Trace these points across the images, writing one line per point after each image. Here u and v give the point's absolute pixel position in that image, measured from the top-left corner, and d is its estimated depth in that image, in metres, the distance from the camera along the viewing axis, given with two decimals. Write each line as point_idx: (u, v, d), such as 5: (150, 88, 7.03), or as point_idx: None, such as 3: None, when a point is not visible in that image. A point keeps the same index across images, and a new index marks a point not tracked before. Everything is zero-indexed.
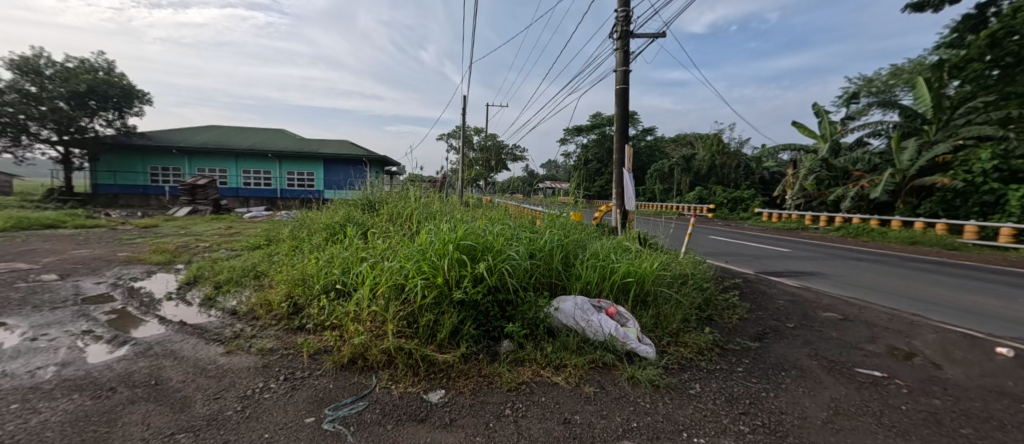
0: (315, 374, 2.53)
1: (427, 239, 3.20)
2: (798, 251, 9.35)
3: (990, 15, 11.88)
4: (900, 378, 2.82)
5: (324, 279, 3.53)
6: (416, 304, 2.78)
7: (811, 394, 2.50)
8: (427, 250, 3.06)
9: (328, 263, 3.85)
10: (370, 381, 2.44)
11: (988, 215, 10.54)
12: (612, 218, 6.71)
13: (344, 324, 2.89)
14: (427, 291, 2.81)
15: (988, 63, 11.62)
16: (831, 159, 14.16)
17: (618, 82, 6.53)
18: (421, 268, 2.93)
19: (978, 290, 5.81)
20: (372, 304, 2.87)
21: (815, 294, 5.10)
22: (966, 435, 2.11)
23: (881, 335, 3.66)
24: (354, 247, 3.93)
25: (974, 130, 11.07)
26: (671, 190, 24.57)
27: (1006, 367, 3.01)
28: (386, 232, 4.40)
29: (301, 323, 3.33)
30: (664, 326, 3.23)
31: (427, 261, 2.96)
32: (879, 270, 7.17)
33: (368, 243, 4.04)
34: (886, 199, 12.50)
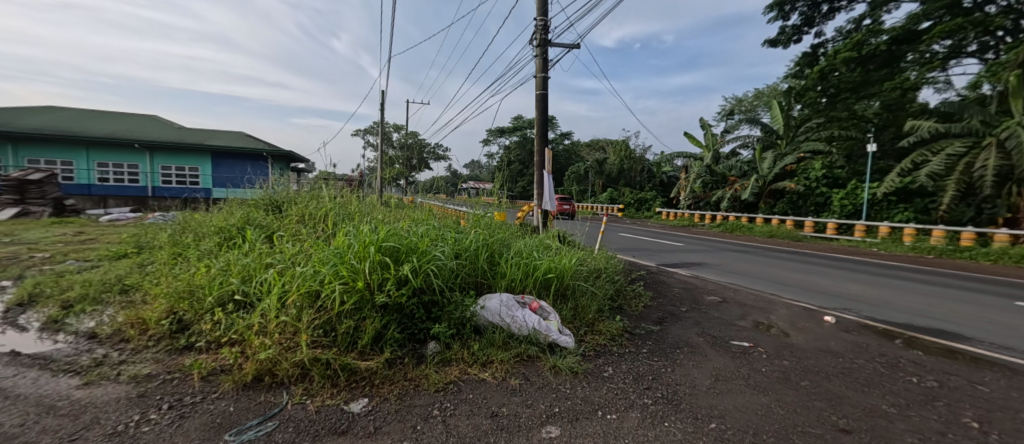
0: (210, 398, 2.26)
1: (344, 241, 3.02)
2: (689, 245, 10.78)
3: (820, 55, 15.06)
4: (761, 346, 3.45)
5: (220, 289, 3.14)
6: (333, 311, 2.61)
7: (699, 366, 2.95)
8: (345, 253, 2.88)
9: (222, 272, 3.43)
10: (280, 399, 2.25)
11: (821, 212, 13.46)
12: (534, 217, 6.97)
13: (245, 338, 2.60)
14: (347, 297, 2.64)
15: (819, 92, 14.41)
16: (713, 166, 16.84)
17: (538, 87, 6.83)
18: (338, 272, 2.75)
19: (815, 272, 7.31)
20: (281, 314, 2.62)
21: (702, 281, 5.96)
22: (805, 386, 2.68)
23: (749, 312, 4.42)
24: (256, 252, 3.55)
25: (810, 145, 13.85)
26: (586, 191, 26.36)
27: (831, 331, 3.87)
28: (296, 235, 4.05)
29: (190, 341, 2.93)
30: (582, 317, 3.50)
31: (346, 265, 2.79)
32: (749, 259, 8.62)
33: (274, 248, 3.67)
34: (751, 200, 14.94)
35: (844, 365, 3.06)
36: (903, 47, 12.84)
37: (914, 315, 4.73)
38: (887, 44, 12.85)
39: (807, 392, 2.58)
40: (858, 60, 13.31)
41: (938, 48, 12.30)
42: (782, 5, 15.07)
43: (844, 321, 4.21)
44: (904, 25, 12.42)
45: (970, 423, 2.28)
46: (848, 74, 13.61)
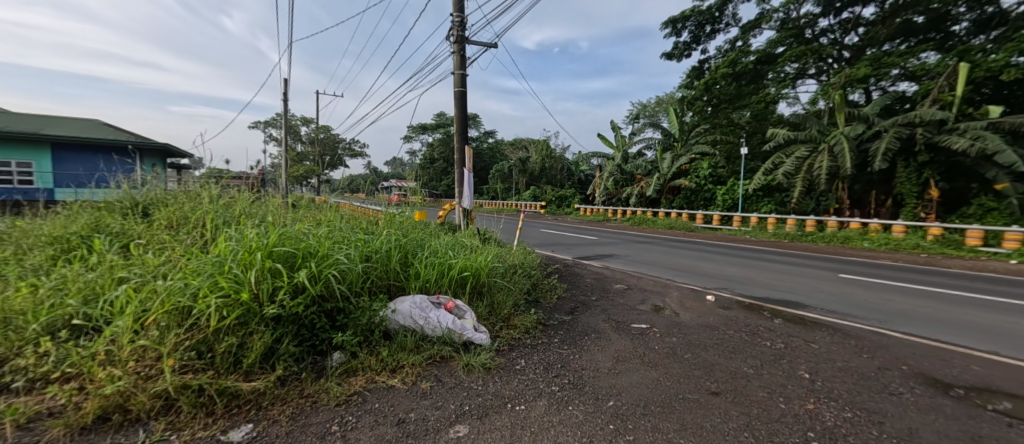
0: None
1: (226, 248, 2.64)
2: (603, 238, 11.61)
3: (704, 69, 17.23)
4: (656, 326, 3.87)
5: (50, 313, 2.42)
6: (210, 329, 2.23)
7: (602, 350, 3.21)
8: (226, 261, 2.51)
9: (55, 291, 2.66)
10: (134, 439, 1.83)
11: (708, 206, 15.46)
12: (455, 216, 6.95)
13: (85, 372, 2.05)
14: (226, 312, 2.28)
15: (705, 102, 16.37)
16: (623, 165, 18.26)
17: (456, 84, 6.80)
18: (217, 284, 2.38)
19: (704, 258, 8.39)
20: (138, 338, 2.16)
21: (611, 271, 6.48)
22: (689, 358, 3.11)
23: (648, 296, 4.93)
24: (107, 265, 2.91)
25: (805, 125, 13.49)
26: (510, 189, 26.93)
27: (712, 308, 4.50)
28: (163, 243, 3.44)
29: (7, 380, 2.13)
30: (497, 313, 3.59)
31: (226, 275, 2.42)
32: (652, 249, 9.58)
33: (132, 259, 3.07)
34: (655, 196, 16.65)
35: (719, 337, 3.63)
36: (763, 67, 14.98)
37: (772, 291, 5.77)
38: (753, 64, 14.79)
39: (690, 362, 3.06)
40: (733, 75, 15.25)
41: (789, 70, 14.76)
42: (674, 23, 16.90)
43: (723, 299, 5.01)
44: (765, 48, 14.50)
45: (804, 374, 2.97)
46: (726, 87, 15.54)
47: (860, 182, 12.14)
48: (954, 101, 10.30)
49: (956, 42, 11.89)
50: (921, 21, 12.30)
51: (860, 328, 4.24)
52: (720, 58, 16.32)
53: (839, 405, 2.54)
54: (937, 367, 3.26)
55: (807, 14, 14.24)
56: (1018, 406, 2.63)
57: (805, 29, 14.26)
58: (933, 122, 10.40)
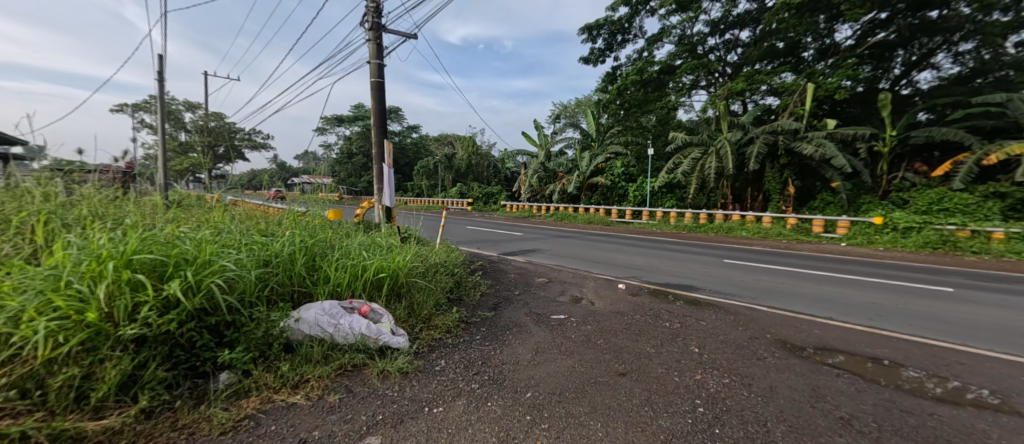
0: None
1: (64, 258, 2.14)
2: (527, 234, 11.93)
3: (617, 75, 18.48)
4: (574, 317, 4.10)
5: None
6: (38, 361, 1.80)
7: (523, 344, 3.29)
8: (63, 275, 2.04)
9: None
10: None
11: (621, 201, 16.89)
12: (376, 214, 6.64)
13: None
14: (63, 338, 1.85)
15: (617, 107, 17.54)
16: (546, 163, 18.95)
17: (373, 74, 6.41)
18: (50, 304, 1.92)
19: (617, 250, 9.09)
20: None
21: (534, 265, 6.69)
22: (601, 344, 3.47)
23: (567, 288, 5.22)
24: None
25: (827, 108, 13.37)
26: (436, 186, 26.39)
27: (621, 297, 4.94)
28: None
29: None
30: (417, 314, 3.46)
31: (64, 292, 1.97)
32: (572, 242, 10.10)
33: None
34: (576, 192, 17.60)
35: (628, 322, 4.11)
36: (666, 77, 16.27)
37: (673, 277, 6.55)
38: (657, 73, 16.07)
39: (602, 347, 3.41)
40: (640, 83, 16.48)
41: (685, 81, 16.44)
42: (590, 30, 17.90)
43: (632, 287, 5.63)
44: (666, 60, 15.91)
45: (694, 349, 3.57)
46: (635, 93, 16.79)
47: (741, 180, 13.98)
48: (804, 115, 12.55)
49: (806, 66, 14.25)
50: (782, 46, 14.49)
51: (737, 305, 5.11)
52: (630, 66, 17.71)
53: (721, 372, 3.11)
54: (793, 333, 4.14)
55: (699, 33, 15.97)
56: (848, 361, 3.51)
57: (698, 46, 15.98)
58: (789, 131, 12.30)
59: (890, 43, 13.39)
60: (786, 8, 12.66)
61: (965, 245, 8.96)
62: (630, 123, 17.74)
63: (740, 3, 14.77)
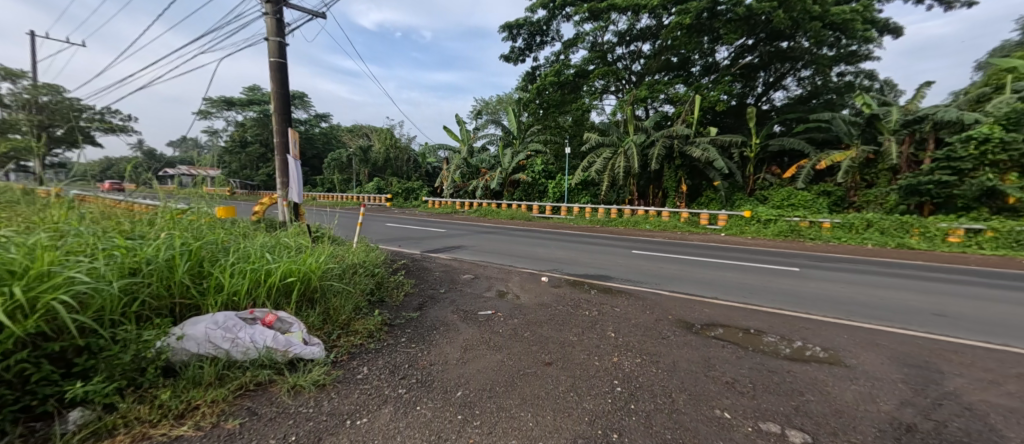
0: None
1: None
2: (450, 230, 11.75)
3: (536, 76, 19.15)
4: (500, 312, 4.12)
5: None
6: None
7: (451, 343, 3.21)
8: None
9: None
10: None
11: (542, 197, 17.51)
12: (280, 211, 5.97)
13: None
14: None
15: (537, 106, 18.23)
16: (469, 159, 18.90)
17: (272, 54, 5.71)
18: None
19: (539, 244, 9.38)
20: None
21: (458, 262, 6.59)
22: (528, 336, 3.52)
23: (492, 284, 5.23)
24: None
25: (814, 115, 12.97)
26: (350, 181, 24.69)
27: (544, 290, 5.09)
28: None
29: None
30: (333, 320, 3.17)
31: None
32: (495, 238, 10.18)
33: None
34: (498, 189, 17.80)
35: (551, 313, 4.24)
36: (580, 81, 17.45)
37: (590, 268, 6.93)
38: (572, 76, 16.97)
39: (528, 340, 3.43)
40: (558, 84, 17.21)
41: (597, 85, 17.57)
42: (510, 28, 18.15)
43: (553, 279, 5.83)
44: (580, 65, 16.89)
45: (610, 333, 3.81)
46: (553, 94, 17.62)
47: (643, 179, 15.33)
48: (693, 122, 14.22)
49: (694, 80, 16.24)
50: (677, 60, 16.20)
51: (645, 291, 5.60)
52: (548, 67, 18.45)
53: (634, 353, 3.36)
54: (689, 313, 4.65)
55: (609, 42, 17.15)
56: (725, 333, 4.03)
57: (607, 54, 17.12)
58: (682, 136, 13.88)
59: (754, 65, 15.68)
60: (679, 27, 14.10)
61: (805, 233, 10.94)
62: (549, 122, 18.31)
63: (642, 18, 16.15)
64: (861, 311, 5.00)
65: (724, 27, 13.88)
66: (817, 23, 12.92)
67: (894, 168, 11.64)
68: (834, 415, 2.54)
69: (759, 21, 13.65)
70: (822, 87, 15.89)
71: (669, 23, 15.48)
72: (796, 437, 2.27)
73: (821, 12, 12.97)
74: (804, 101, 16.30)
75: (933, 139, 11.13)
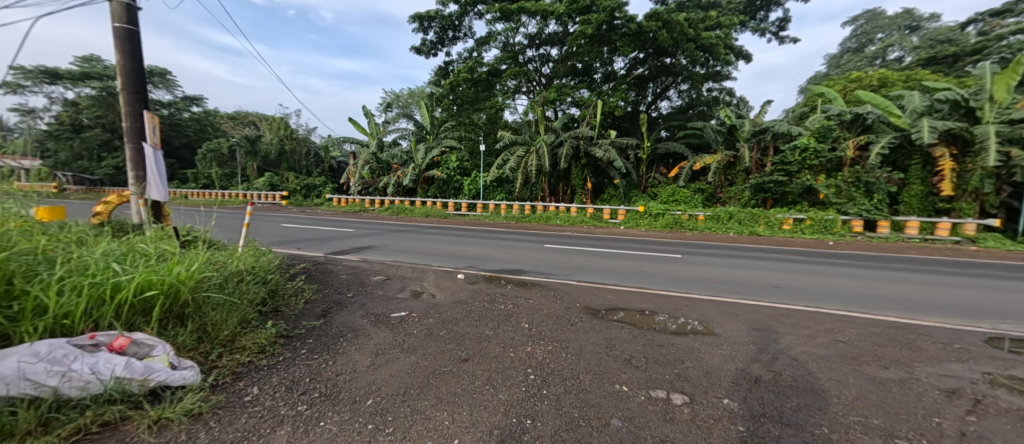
0: None
1: None
2: (359, 229, 11.01)
3: (449, 72, 19.13)
4: (415, 312, 3.99)
5: None
6: None
7: (360, 349, 3.01)
8: None
9: None
10: None
11: (458, 194, 17.36)
12: (133, 210, 5.00)
13: None
14: None
15: (450, 102, 18.14)
16: (378, 154, 17.95)
17: (115, 17, 4.66)
18: None
19: (455, 241, 9.29)
20: None
21: (368, 263, 6.22)
22: (444, 335, 3.45)
23: (407, 284, 5.04)
24: None
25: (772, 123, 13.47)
26: (235, 176, 21.61)
27: (460, 288, 5.05)
28: None
29: None
30: (213, 337, 2.75)
31: None
32: (409, 236, 9.82)
33: None
34: (411, 185, 17.21)
35: (467, 310, 4.23)
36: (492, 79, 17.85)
37: (505, 263, 7.08)
38: (485, 74, 17.20)
39: (444, 339, 3.36)
40: (471, 81, 17.35)
41: (509, 85, 18.15)
42: (421, 20, 17.55)
43: (469, 276, 5.83)
44: (493, 64, 17.21)
45: (524, 325, 3.93)
46: (467, 91, 17.78)
47: (554, 176, 16.10)
48: (596, 124, 15.36)
49: (596, 86, 17.57)
50: (581, 66, 17.33)
51: (556, 282, 5.90)
52: (461, 64, 18.53)
53: (545, 341, 3.52)
54: (595, 300, 5.03)
55: (520, 43, 17.63)
56: (624, 315, 4.44)
57: (518, 55, 17.60)
58: (586, 137, 14.91)
59: (645, 76, 17.45)
60: (582, 35, 15.07)
61: (685, 225, 12.58)
62: (463, 119, 18.09)
63: (550, 24, 16.85)
64: (729, 288, 5.91)
65: (621, 40, 15.19)
66: (691, 45, 14.93)
67: (747, 169, 13.96)
68: (706, 377, 2.97)
69: (649, 37, 15.14)
70: (697, 99, 18.32)
71: (574, 31, 16.45)
72: (678, 399, 2.62)
73: (694, 35, 14.98)
74: (684, 111, 18.67)
75: (772, 147, 13.73)
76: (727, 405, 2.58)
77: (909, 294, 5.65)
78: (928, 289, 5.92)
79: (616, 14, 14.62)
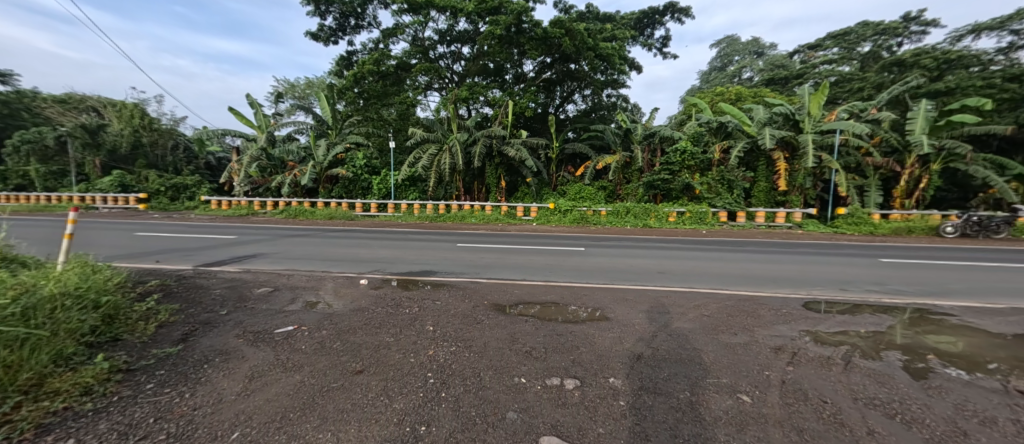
0: None
1: None
2: (243, 236, 9.67)
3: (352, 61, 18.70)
4: (305, 325, 3.63)
5: None
6: None
7: (229, 374, 2.63)
8: None
9: None
10: None
11: (366, 195, 16.23)
12: None
13: None
14: None
15: (355, 94, 17.75)
16: (269, 149, 16.07)
17: None
18: None
19: (359, 244, 8.70)
20: None
21: (251, 273, 5.49)
22: (337, 347, 3.19)
23: (299, 294, 4.57)
24: None
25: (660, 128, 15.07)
26: (68, 175, 17.34)
27: (361, 294, 4.74)
28: None
29: None
30: (9, 384, 2.15)
31: None
32: (305, 241, 8.92)
33: None
34: (310, 185, 15.68)
35: (367, 317, 3.98)
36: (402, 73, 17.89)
37: (413, 265, 6.84)
38: (393, 68, 17.00)
39: (337, 352, 3.11)
40: (378, 74, 16.95)
41: (420, 81, 17.93)
42: (317, 3, 16.11)
43: (374, 281, 5.50)
44: (400, 58, 16.93)
45: (429, 327, 3.83)
46: (374, 84, 17.56)
47: (468, 175, 16.04)
48: (507, 124, 15.70)
49: (507, 87, 17.87)
50: (492, 66, 17.57)
51: (466, 280, 5.88)
52: (365, 55, 17.83)
53: (450, 342, 3.47)
54: (504, 295, 5.12)
55: (429, 38, 17.22)
56: (530, 309, 4.59)
57: (428, 50, 17.20)
58: (499, 136, 15.17)
59: (552, 80, 18.38)
60: (492, 36, 15.25)
61: (591, 220, 13.52)
62: (371, 114, 17.87)
63: (459, 21, 16.74)
64: (624, 276, 6.51)
65: (528, 43, 15.73)
66: (591, 53, 16.07)
67: (640, 168, 15.47)
68: (598, 359, 3.22)
69: (555, 43, 15.84)
70: (598, 104, 19.96)
71: (483, 31, 16.61)
72: (570, 384, 2.78)
73: (594, 45, 16.16)
74: (587, 114, 20.01)
75: (659, 149, 15.43)
76: (612, 383, 2.82)
77: (758, 271, 6.84)
78: (771, 266, 7.23)
79: (524, 18, 15.08)
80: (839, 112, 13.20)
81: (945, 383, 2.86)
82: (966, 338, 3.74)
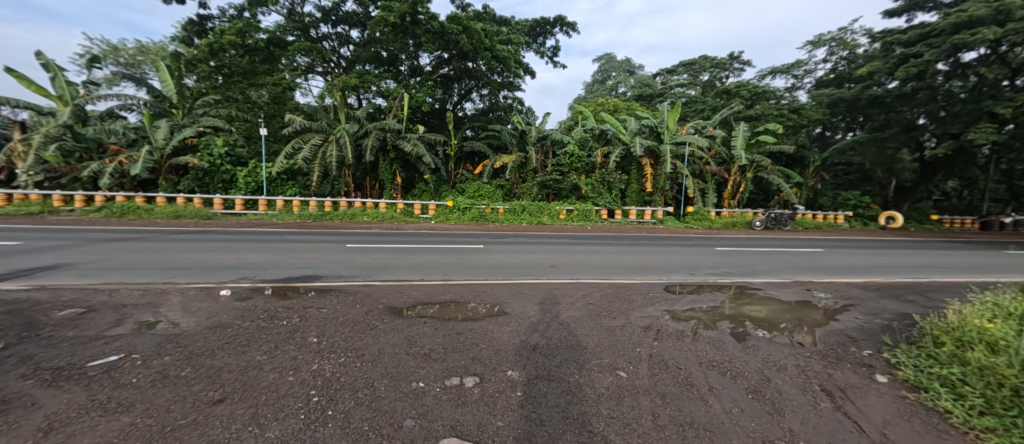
0: None
1: None
2: (36, 241, 7.39)
3: (206, 28, 15.84)
4: (136, 352, 2.96)
5: None
6: None
7: (7, 430, 2.00)
8: None
9: None
10: None
11: (229, 189, 13.78)
12: None
13: None
14: None
15: (212, 68, 15.14)
16: (76, 128, 12.63)
17: None
18: None
19: (215, 249, 7.38)
20: None
21: (48, 291, 4.24)
22: (185, 375, 2.68)
23: (128, 314, 3.70)
24: None
25: (553, 132, 16.07)
26: None
27: (221, 308, 4.04)
28: None
29: None
30: None
31: None
32: (136, 246, 7.23)
33: None
34: (146, 176, 12.74)
35: (229, 334, 3.42)
36: (274, 49, 15.77)
37: (292, 269, 6.10)
38: (264, 43, 15.30)
39: (187, 381, 2.60)
40: (242, 47, 14.99)
41: (299, 61, 16.12)
42: None
43: (239, 290, 4.75)
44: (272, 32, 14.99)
45: (312, 339, 3.45)
46: (236, 59, 15.15)
47: (360, 170, 14.94)
48: (403, 118, 14.98)
49: (403, 78, 17.09)
50: (385, 55, 16.63)
51: (355, 284, 5.47)
52: (225, 23, 15.32)
53: (338, 353, 3.19)
54: (399, 298, 4.89)
55: (310, 15, 15.56)
56: (426, 310, 4.48)
57: (309, 27, 15.52)
58: (393, 130, 14.39)
59: (449, 76, 18.15)
60: (384, 22, 14.38)
61: (489, 218, 13.77)
62: (233, 94, 15.33)
63: (347, 1, 15.50)
64: (518, 271, 6.79)
65: (424, 35, 15.26)
66: (487, 54, 16.43)
67: (535, 169, 16.31)
68: (495, 354, 3.30)
69: (451, 39, 15.66)
70: (496, 105, 20.22)
71: (374, 17, 15.65)
72: (469, 382, 2.80)
73: (490, 46, 16.53)
74: (485, 114, 20.26)
75: (551, 152, 16.49)
76: (510, 376, 2.93)
77: (631, 262, 7.79)
78: (641, 258, 8.31)
79: (419, 9, 14.51)
80: (688, 128, 15.86)
81: (758, 343, 3.64)
82: (771, 306, 4.83)
